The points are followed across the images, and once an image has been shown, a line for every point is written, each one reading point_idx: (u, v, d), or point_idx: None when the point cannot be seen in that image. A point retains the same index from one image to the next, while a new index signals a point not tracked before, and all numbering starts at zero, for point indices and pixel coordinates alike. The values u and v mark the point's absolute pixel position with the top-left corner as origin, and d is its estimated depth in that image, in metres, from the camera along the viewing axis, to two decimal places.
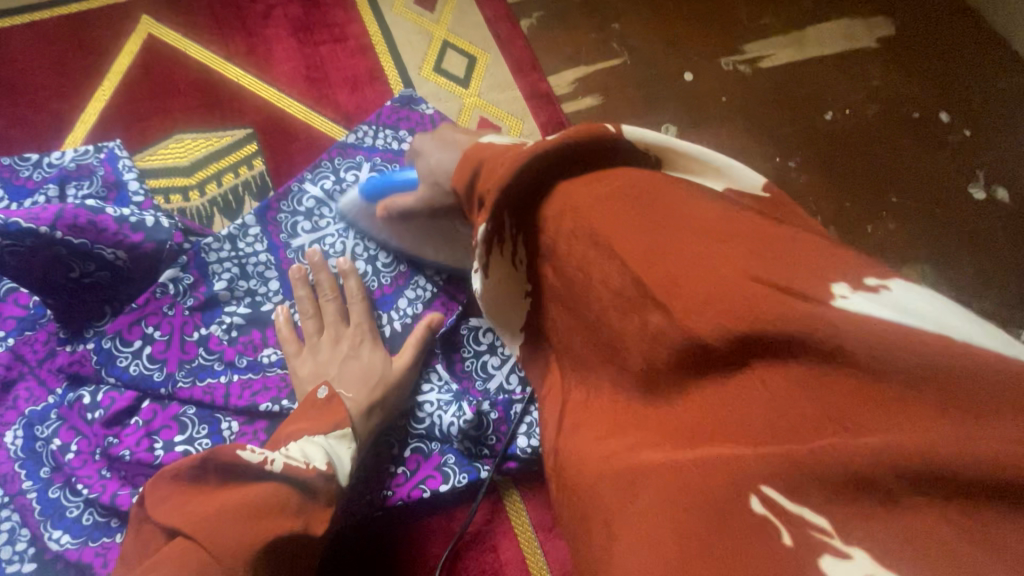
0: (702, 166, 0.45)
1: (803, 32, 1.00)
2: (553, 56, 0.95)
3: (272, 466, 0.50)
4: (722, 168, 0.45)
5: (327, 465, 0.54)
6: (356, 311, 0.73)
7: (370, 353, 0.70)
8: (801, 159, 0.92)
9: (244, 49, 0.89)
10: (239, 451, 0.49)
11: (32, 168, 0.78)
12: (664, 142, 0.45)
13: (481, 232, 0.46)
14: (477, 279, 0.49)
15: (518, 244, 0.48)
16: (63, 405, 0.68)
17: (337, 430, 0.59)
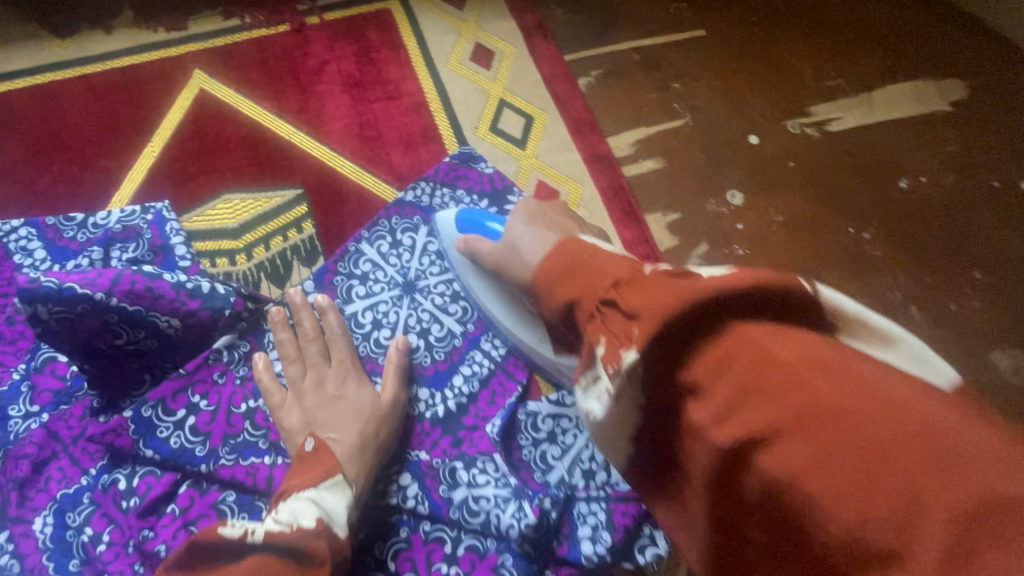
0: (868, 332, 0.39)
1: (872, 95, 0.96)
2: (612, 116, 0.91)
3: (253, 535, 0.49)
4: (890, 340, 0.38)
5: (316, 521, 0.50)
6: (339, 349, 0.69)
7: (356, 391, 0.66)
8: (874, 231, 0.87)
9: (296, 106, 0.87)
10: (222, 528, 0.50)
11: (78, 228, 0.76)
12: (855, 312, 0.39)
13: (625, 360, 0.40)
14: (596, 403, 0.43)
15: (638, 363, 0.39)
16: (97, 488, 0.63)
17: (327, 479, 0.53)
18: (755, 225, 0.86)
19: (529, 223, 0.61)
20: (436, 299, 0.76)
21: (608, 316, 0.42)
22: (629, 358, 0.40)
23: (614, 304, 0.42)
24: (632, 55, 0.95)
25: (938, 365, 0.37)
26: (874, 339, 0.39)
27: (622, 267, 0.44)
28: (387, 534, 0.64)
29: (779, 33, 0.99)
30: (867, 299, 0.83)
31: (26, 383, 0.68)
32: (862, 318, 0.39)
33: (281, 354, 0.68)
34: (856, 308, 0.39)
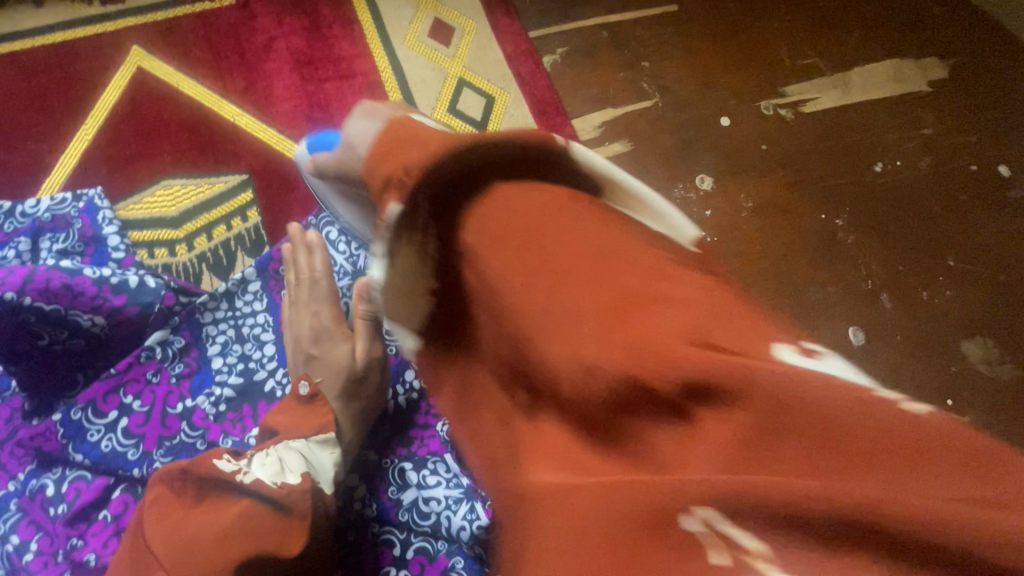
0: (633, 199, 0.40)
1: (850, 75, 0.92)
2: (578, 97, 0.87)
3: (243, 476, 0.45)
4: (657, 211, 0.40)
5: (301, 478, 0.46)
6: (324, 287, 0.64)
7: (334, 344, 0.62)
8: (847, 217, 0.84)
9: (241, 86, 0.82)
10: (215, 459, 0.45)
11: (4, 217, 0.70)
12: (605, 169, 0.40)
13: (391, 213, 0.37)
14: (377, 266, 0.37)
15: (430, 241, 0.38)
16: (24, 495, 0.60)
17: (321, 432, 0.52)
18: (725, 211, 0.83)
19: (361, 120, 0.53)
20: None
21: (407, 183, 0.37)
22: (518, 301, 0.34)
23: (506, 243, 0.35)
24: (601, 31, 0.90)
25: (679, 225, 0.40)
26: (632, 202, 0.40)
27: (436, 139, 0.40)
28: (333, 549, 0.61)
29: (755, 8, 0.95)
30: (838, 289, 0.81)
31: None
32: (612, 177, 0.40)
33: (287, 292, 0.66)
34: (609, 166, 0.40)
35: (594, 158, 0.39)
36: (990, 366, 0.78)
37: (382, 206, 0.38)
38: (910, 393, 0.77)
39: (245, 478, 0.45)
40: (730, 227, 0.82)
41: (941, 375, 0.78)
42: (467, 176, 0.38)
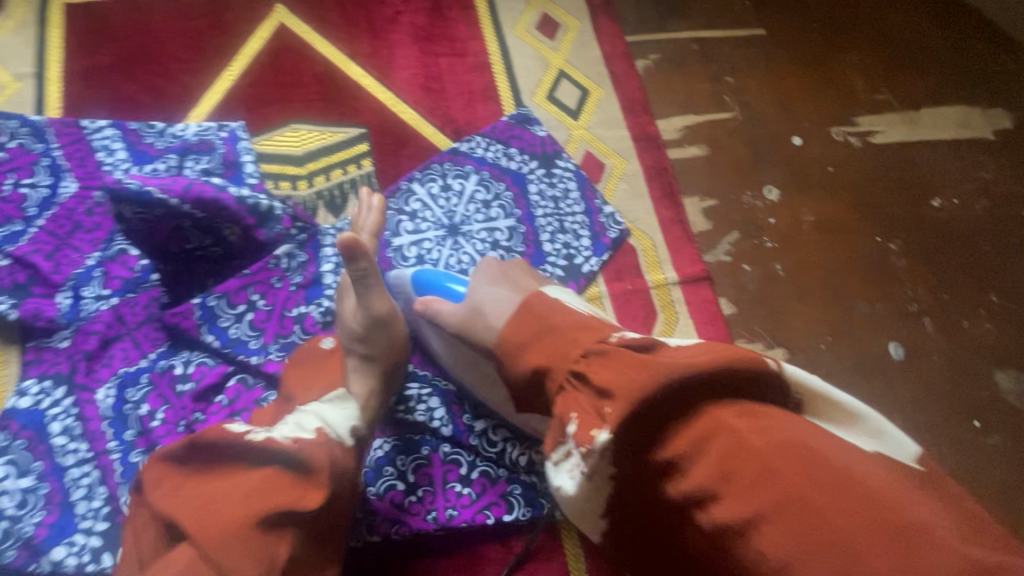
0: (845, 417, 0.47)
1: (920, 114, 0.98)
2: (664, 100, 0.95)
3: (253, 436, 0.53)
4: (874, 429, 0.46)
5: (314, 433, 0.55)
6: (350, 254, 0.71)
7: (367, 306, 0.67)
8: (900, 243, 0.91)
9: (367, 51, 0.91)
10: (227, 424, 0.55)
11: (156, 136, 0.81)
12: (824, 389, 0.47)
13: (598, 439, 0.44)
14: (567, 480, 0.47)
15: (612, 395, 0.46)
16: (155, 371, 0.70)
17: (332, 395, 0.61)
18: (787, 222, 0.90)
19: (491, 285, 0.63)
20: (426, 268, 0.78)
21: (574, 384, 0.48)
22: (601, 438, 0.44)
23: (579, 378, 0.48)
24: (692, 44, 0.98)
25: (903, 442, 0.45)
26: (832, 413, 0.47)
27: (587, 335, 0.51)
28: (373, 475, 0.68)
29: (837, 41, 1.02)
30: (884, 308, 0.87)
31: (99, 269, 0.74)
32: (824, 394, 0.47)
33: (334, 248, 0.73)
34: (823, 387, 0.47)
35: (809, 380, 0.47)
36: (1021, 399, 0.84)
37: (585, 433, 0.45)
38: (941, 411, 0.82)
39: (254, 437, 0.53)
40: (790, 238, 0.89)
41: (971, 398, 0.83)
42: (672, 395, 0.43)
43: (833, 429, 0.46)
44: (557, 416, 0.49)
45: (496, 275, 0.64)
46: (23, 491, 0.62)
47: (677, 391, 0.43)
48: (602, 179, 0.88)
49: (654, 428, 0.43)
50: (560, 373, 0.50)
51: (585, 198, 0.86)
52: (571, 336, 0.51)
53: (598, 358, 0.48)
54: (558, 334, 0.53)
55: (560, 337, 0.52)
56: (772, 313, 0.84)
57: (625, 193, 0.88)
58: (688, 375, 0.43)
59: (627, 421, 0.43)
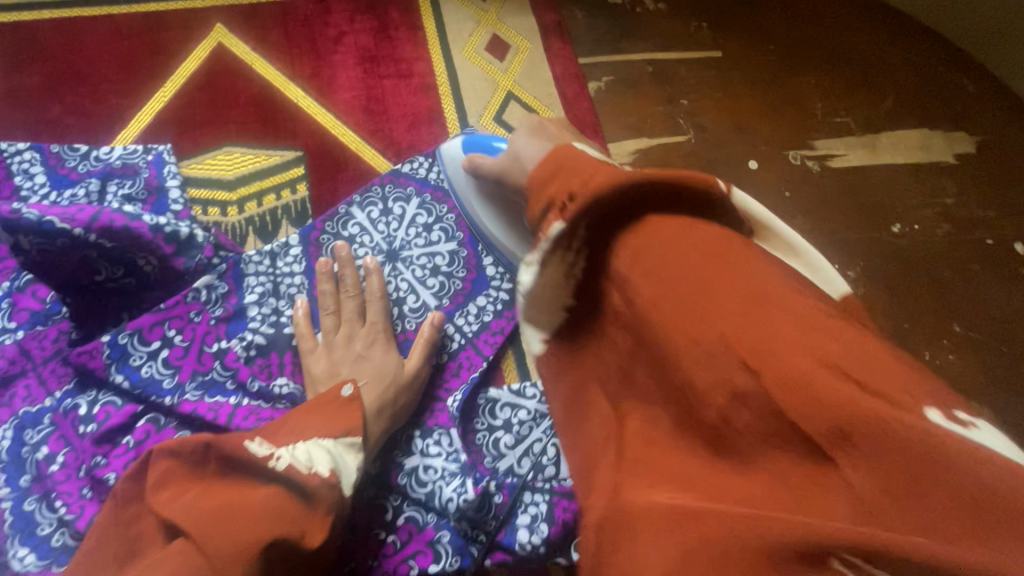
0: (783, 244, 0.46)
1: (880, 138, 0.96)
2: (616, 123, 0.92)
3: (276, 462, 0.50)
4: (811, 262, 0.46)
5: (330, 472, 0.51)
6: (375, 312, 0.73)
7: (382, 355, 0.70)
8: (859, 270, 0.88)
9: (309, 71, 0.88)
10: (248, 442, 0.51)
11: (79, 159, 0.78)
12: (765, 216, 0.45)
13: (553, 228, 0.45)
14: (527, 271, 0.47)
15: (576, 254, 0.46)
16: (59, 411, 0.65)
17: (347, 437, 0.57)
18: None
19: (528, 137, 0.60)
20: None
21: (567, 205, 0.45)
22: (557, 228, 0.44)
23: (573, 196, 0.45)
24: (646, 66, 0.96)
25: (831, 277, 0.46)
26: (775, 242, 0.46)
27: (603, 171, 0.45)
28: None
29: (795, 64, 1.00)
30: None
31: (6, 301, 0.70)
32: (767, 219, 0.45)
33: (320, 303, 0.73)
34: (766, 214, 0.46)
35: (754, 206, 0.45)
36: None
37: (544, 221, 0.46)
38: None
39: (277, 464, 0.50)
40: None
41: None
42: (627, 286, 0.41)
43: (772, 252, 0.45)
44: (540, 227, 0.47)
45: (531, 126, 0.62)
46: None
47: (639, 204, 0.43)
48: None
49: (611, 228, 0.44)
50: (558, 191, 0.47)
51: None
52: (588, 167, 0.47)
53: (596, 176, 0.45)
54: (582, 163, 0.48)
55: (573, 173, 0.47)
56: None
57: None
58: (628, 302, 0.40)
59: (590, 212, 0.44)
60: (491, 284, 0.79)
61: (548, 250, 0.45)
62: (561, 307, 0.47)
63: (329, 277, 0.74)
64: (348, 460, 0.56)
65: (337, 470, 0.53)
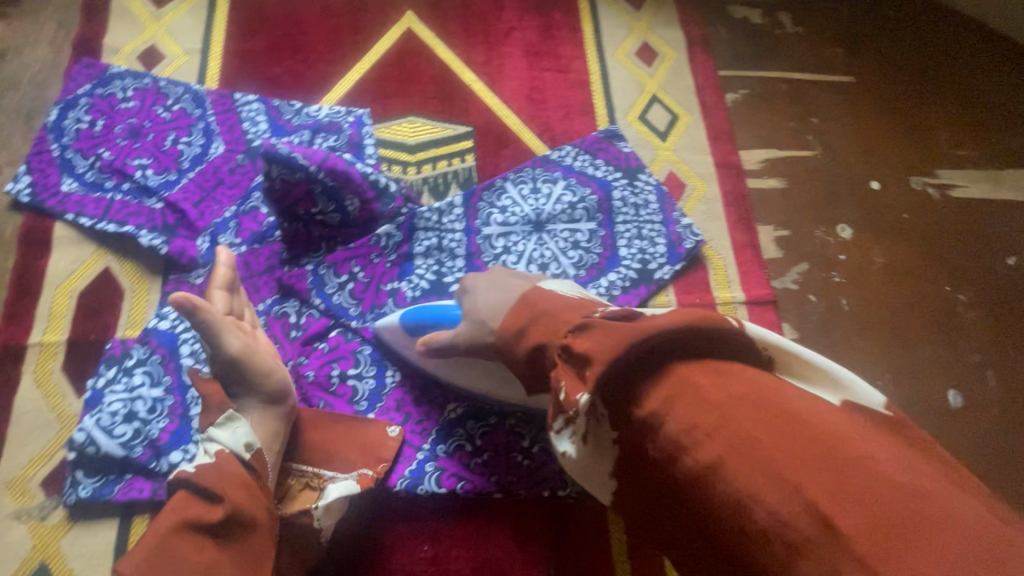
0: (818, 373, 0.54)
1: (1004, 174, 1.00)
2: (748, 133, 1.00)
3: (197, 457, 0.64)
4: (835, 378, 0.54)
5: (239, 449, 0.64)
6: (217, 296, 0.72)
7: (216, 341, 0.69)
8: (970, 295, 0.92)
9: (481, 59, 1.01)
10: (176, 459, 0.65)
11: (293, 113, 0.93)
12: (782, 345, 0.54)
13: (581, 400, 0.50)
14: (568, 443, 0.54)
15: (601, 405, 0.51)
16: (270, 315, 0.80)
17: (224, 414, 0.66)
18: (858, 260, 0.93)
19: (487, 291, 0.69)
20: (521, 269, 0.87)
21: (574, 363, 0.52)
22: (582, 400, 0.50)
23: (567, 354, 0.54)
24: (781, 84, 1.04)
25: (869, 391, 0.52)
26: (815, 374, 0.54)
27: (573, 316, 0.57)
28: (444, 434, 0.77)
29: (925, 96, 1.05)
30: (947, 356, 0.88)
31: (233, 221, 0.85)
32: (786, 348, 0.54)
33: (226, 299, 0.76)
34: (780, 342, 0.54)
35: (767, 336, 0.54)
36: None
37: (569, 392, 0.51)
38: (996, 467, 0.82)
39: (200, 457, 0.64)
40: (858, 278, 0.92)
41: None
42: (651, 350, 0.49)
43: (805, 383, 0.54)
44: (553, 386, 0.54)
45: (487, 280, 0.70)
46: (153, 400, 0.73)
47: (671, 352, 0.49)
48: (682, 198, 0.94)
49: (626, 387, 0.49)
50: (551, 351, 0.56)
51: (665, 209, 0.91)
52: (564, 318, 0.57)
53: (581, 334, 0.53)
54: (548, 314, 0.59)
55: (553, 320, 0.58)
56: (833, 344, 0.87)
57: (702, 215, 0.93)
58: (670, 334, 0.48)
59: (603, 384, 0.49)
60: (623, 264, 0.88)
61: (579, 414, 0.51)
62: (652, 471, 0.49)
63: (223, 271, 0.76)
64: (222, 434, 0.65)
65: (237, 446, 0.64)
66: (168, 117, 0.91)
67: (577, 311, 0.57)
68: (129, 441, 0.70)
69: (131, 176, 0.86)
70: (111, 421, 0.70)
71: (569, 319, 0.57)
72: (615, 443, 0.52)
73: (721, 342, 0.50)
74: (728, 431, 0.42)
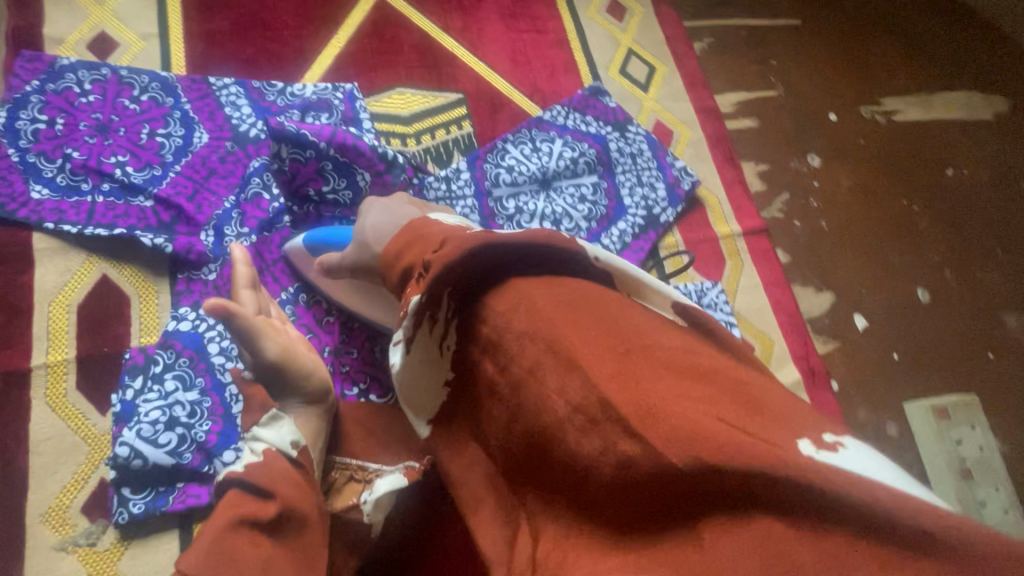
0: (649, 290, 0.47)
1: (933, 97, 1.13)
2: (719, 78, 1.07)
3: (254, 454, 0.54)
4: (665, 295, 0.47)
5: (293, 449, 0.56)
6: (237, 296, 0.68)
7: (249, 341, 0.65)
8: (922, 204, 1.04)
9: (459, 25, 1.00)
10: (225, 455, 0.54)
11: (276, 94, 0.88)
12: (622, 263, 0.46)
13: (413, 303, 0.45)
14: (396, 353, 0.46)
15: (449, 328, 0.46)
16: (298, 304, 0.78)
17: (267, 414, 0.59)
18: (828, 184, 1.02)
19: (378, 218, 0.65)
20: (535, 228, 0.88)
21: (423, 276, 0.47)
22: (415, 301, 0.44)
23: (430, 265, 0.47)
24: (740, 31, 1.11)
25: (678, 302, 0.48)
26: (653, 296, 0.47)
27: (450, 230, 0.51)
28: None
29: (861, 34, 1.16)
30: (911, 259, 1.00)
31: (236, 211, 0.81)
32: (633, 273, 0.47)
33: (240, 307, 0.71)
34: (636, 268, 0.47)
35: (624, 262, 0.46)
36: None
37: (408, 296, 0.46)
38: (963, 346, 0.95)
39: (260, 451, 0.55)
40: (831, 200, 1.01)
41: (987, 333, 0.96)
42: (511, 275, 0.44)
43: (649, 306, 0.47)
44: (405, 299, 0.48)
45: (380, 208, 0.66)
46: (191, 403, 0.69)
47: (514, 268, 0.45)
48: (671, 144, 0.99)
49: (474, 308, 0.45)
50: (412, 261, 0.49)
51: (659, 156, 0.96)
52: (438, 234, 0.50)
53: (445, 244, 0.47)
54: (421, 233, 0.51)
55: (425, 242, 0.51)
56: (820, 261, 0.97)
57: (692, 157, 0.99)
58: (531, 258, 0.44)
59: (451, 283, 0.45)
60: (630, 211, 0.92)
61: (415, 323, 0.45)
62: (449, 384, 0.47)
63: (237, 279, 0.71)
64: (267, 433, 0.57)
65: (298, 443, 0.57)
66: (137, 109, 0.84)
67: (454, 231, 0.49)
68: (176, 448, 0.67)
69: (110, 175, 0.79)
70: (152, 430, 0.67)
71: (441, 236, 0.49)
72: (446, 384, 0.48)
73: (573, 259, 0.45)
74: (561, 345, 0.39)
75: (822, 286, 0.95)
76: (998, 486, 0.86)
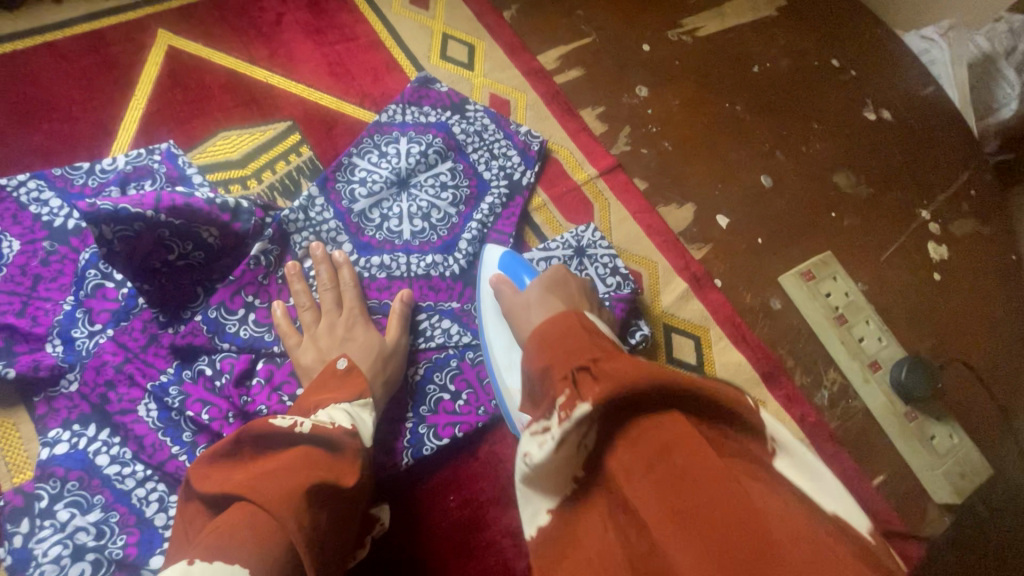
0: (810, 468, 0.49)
1: (724, 7, 1.25)
2: (535, 39, 1.11)
3: (301, 427, 0.60)
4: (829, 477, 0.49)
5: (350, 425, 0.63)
6: (349, 297, 0.79)
7: (364, 333, 0.77)
8: (743, 104, 1.15)
9: (265, 53, 0.97)
10: (272, 419, 0.60)
11: (85, 176, 0.81)
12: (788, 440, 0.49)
13: (579, 409, 0.47)
14: (541, 450, 0.49)
15: (592, 433, 0.49)
16: (185, 380, 0.73)
17: (359, 398, 0.68)
18: (660, 109, 1.10)
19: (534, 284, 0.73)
20: (406, 229, 0.88)
21: (585, 381, 0.49)
22: (583, 408, 0.47)
23: (588, 371, 0.50)
24: None
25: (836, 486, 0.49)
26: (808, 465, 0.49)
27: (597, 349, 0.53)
28: (420, 396, 0.80)
29: None
30: (748, 153, 1.11)
31: (81, 310, 0.74)
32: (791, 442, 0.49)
33: (297, 303, 0.78)
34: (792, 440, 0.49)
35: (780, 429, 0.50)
36: (854, 189, 1.12)
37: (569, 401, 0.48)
38: (811, 214, 1.07)
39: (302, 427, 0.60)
40: (667, 122, 1.09)
41: (825, 198, 1.10)
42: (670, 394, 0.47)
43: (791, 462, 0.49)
44: (550, 394, 0.52)
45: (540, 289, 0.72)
46: (96, 523, 0.65)
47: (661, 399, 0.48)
48: (511, 112, 1.03)
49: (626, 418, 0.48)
50: (565, 368, 0.52)
51: (503, 126, 0.98)
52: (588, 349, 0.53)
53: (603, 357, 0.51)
54: (575, 344, 0.54)
55: (578, 351, 0.53)
56: (674, 178, 1.05)
57: (533, 119, 1.03)
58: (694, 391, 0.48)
59: (614, 400, 0.47)
60: (492, 185, 0.94)
61: (566, 435, 0.48)
62: (570, 473, 0.51)
63: (299, 276, 0.79)
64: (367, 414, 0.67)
65: (356, 425, 0.65)
66: None
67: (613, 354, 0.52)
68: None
69: None
70: (57, 567, 0.62)
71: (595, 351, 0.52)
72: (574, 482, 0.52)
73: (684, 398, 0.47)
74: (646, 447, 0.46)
75: (682, 199, 1.03)
76: (868, 320, 1.00)
